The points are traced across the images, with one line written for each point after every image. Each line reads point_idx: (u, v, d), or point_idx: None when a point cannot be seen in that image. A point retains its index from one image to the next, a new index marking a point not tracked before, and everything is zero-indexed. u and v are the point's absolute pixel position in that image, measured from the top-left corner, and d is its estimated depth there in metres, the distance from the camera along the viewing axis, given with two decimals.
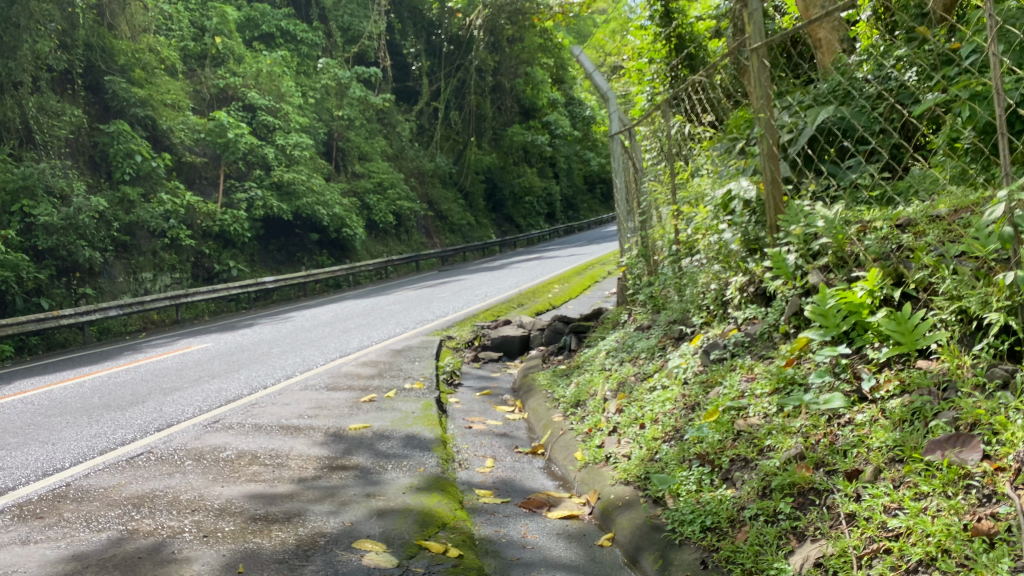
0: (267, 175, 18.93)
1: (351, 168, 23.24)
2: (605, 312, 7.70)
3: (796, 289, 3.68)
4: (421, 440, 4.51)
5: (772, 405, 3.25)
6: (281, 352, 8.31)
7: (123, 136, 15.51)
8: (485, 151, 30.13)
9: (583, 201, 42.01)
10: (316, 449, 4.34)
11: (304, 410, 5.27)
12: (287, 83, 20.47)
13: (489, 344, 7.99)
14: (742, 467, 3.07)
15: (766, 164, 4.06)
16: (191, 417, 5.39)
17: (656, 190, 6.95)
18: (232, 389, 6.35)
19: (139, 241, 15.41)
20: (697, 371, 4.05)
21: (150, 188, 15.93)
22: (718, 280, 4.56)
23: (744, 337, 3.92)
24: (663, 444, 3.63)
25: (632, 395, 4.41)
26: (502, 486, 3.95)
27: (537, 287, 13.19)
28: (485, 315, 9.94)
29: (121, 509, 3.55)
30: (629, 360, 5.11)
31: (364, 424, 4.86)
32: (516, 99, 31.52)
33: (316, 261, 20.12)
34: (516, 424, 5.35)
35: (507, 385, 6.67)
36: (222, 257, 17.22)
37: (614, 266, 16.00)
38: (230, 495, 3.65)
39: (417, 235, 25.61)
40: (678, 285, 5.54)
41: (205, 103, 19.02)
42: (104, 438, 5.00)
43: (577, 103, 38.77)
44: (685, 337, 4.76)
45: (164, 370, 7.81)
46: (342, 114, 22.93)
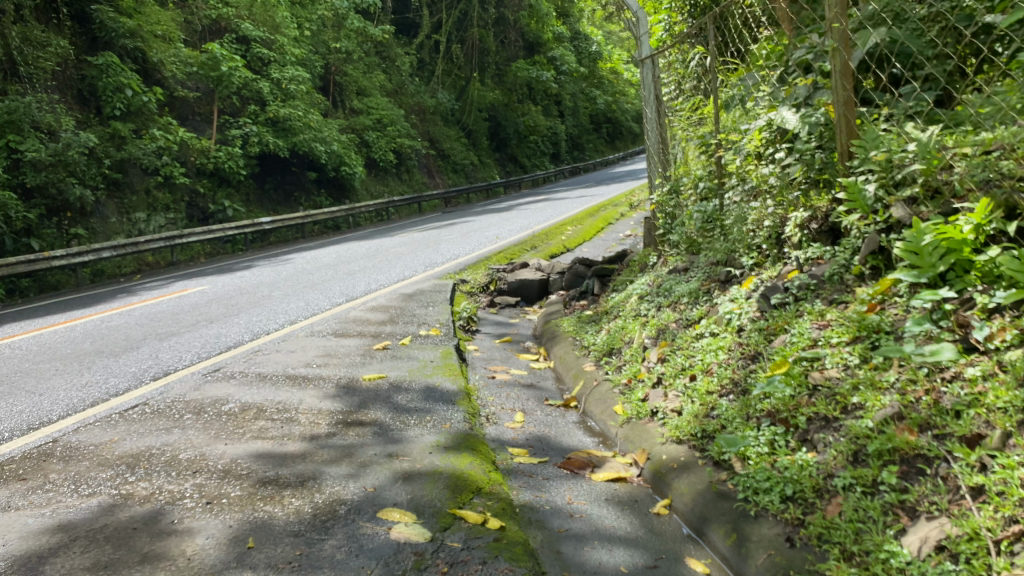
0: (262, 111, 18.29)
1: (349, 104, 22.57)
2: (630, 255, 7.30)
3: (875, 226, 3.29)
4: (443, 393, 4.12)
5: (853, 356, 2.89)
6: (284, 295, 7.89)
7: (112, 69, 14.88)
8: (487, 87, 29.35)
9: (587, 140, 41.18)
10: (328, 402, 3.96)
11: (312, 358, 4.88)
12: (283, 14, 19.67)
13: (506, 289, 7.58)
14: (824, 428, 2.70)
15: (837, 84, 3.59)
16: (190, 365, 4.99)
17: (685, 127, 6.52)
18: (232, 334, 5.94)
19: (132, 179, 14.88)
20: (753, 317, 3.65)
21: (142, 124, 15.33)
22: (770, 217, 4.15)
23: (809, 281, 3.52)
24: (720, 398, 3.27)
25: (675, 343, 4.05)
26: (538, 443, 3.58)
27: (549, 228, 12.70)
28: (498, 256, 9.47)
29: (114, 469, 3.17)
30: (667, 305, 4.70)
31: (381, 373, 4.49)
32: (516, 34, 30.88)
33: (315, 201, 19.56)
34: (541, 373, 4.99)
35: (528, 331, 6.29)
36: (218, 196, 16.63)
37: (627, 206, 15.48)
38: (235, 454, 3.27)
39: (418, 174, 24.99)
40: (719, 225, 5.11)
41: (197, 35, 18.25)
42: (95, 387, 4.62)
43: (582, 38, 37.71)
44: (733, 280, 4.35)
45: (160, 314, 7.40)
46: (339, 47, 22.23)
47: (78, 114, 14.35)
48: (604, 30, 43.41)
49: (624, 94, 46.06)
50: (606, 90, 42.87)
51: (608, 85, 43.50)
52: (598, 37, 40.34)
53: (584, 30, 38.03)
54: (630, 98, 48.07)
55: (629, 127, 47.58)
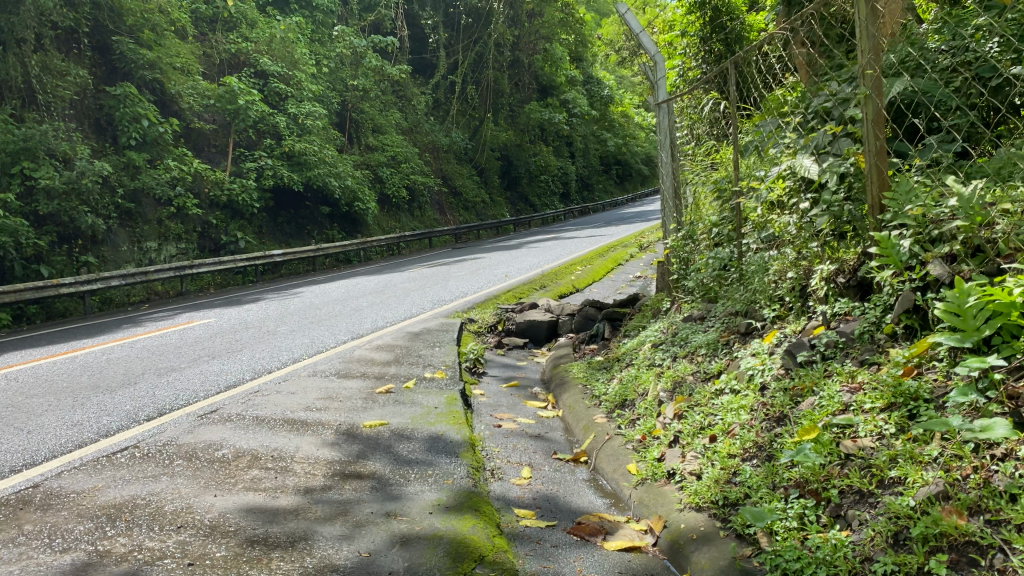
0: (277, 145, 18.30)
1: (364, 140, 22.61)
2: (642, 298, 7.12)
3: (911, 283, 3.09)
4: (447, 443, 3.91)
5: (888, 424, 2.68)
6: (289, 331, 7.71)
7: (130, 99, 14.93)
8: (501, 127, 29.46)
9: (598, 182, 41.29)
10: (326, 451, 3.75)
11: (313, 401, 4.67)
12: (301, 50, 19.80)
13: (514, 329, 7.39)
14: (858, 504, 2.49)
15: (868, 133, 3.36)
16: (186, 404, 4.80)
17: (701, 171, 6.35)
18: (232, 372, 5.76)
19: (144, 209, 14.83)
20: (777, 375, 3.44)
21: (157, 154, 15.33)
22: (794, 269, 3.96)
23: (838, 338, 3.31)
24: (742, 464, 3.06)
25: (693, 398, 3.84)
26: (546, 504, 3.36)
27: (559, 268, 12.51)
28: (508, 296, 9.29)
29: (94, 521, 2.96)
30: (684, 355, 4.49)
31: (382, 420, 4.28)
32: (531, 76, 31.07)
33: (326, 235, 19.49)
34: (549, 423, 4.77)
35: (536, 376, 6.08)
36: (230, 228, 16.55)
37: (639, 249, 15.31)
38: (223, 508, 3.06)
39: (430, 211, 24.95)
40: (739, 274, 4.92)
41: (215, 68, 18.33)
42: (86, 426, 4.42)
43: (596, 81, 37.94)
44: (753, 332, 4.14)
45: (162, 347, 7.22)
46: (356, 83, 22.35)
47: (93, 143, 14.34)
48: (617, 75, 43.74)
49: (635, 137, 46.31)
50: (617, 133, 43.08)
51: (620, 129, 43.72)
52: (610, 81, 40.62)
53: (597, 74, 38.23)
54: (641, 141, 48.35)
55: (640, 169, 47.70)
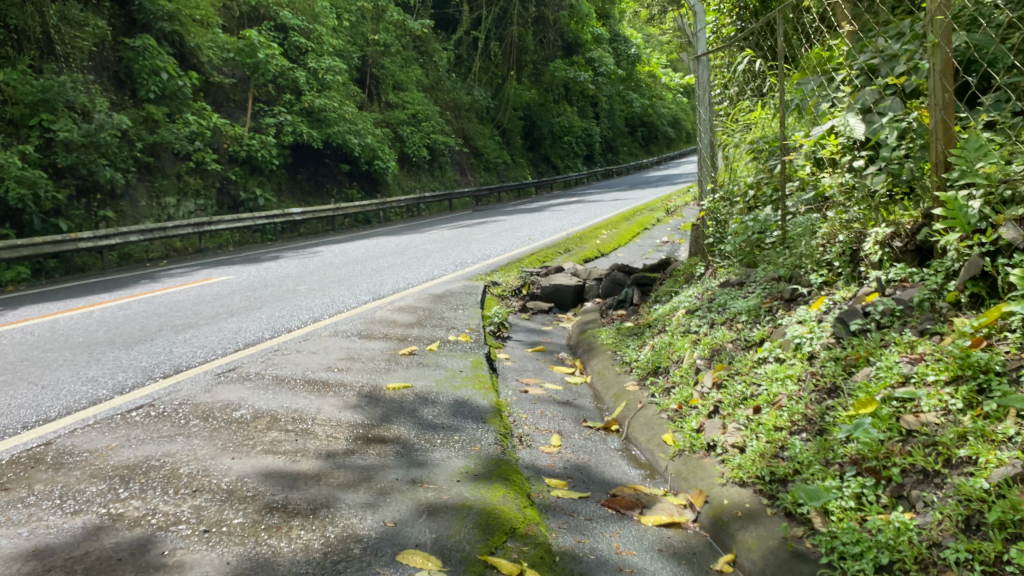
0: (297, 100, 18.03)
1: (385, 98, 22.29)
2: (673, 263, 6.90)
3: (980, 248, 2.87)
4: (473, 408, 3.74)
5: (955, 399, 2.49)
6: (308, 290, 7.56)
7: (149, 51, 14.72)
8: (523, 86, 28.99)
9: (621, 144, 40.69)
10: (348, 413, 3.61)
11: (334, 361, 4.52)
12: (322, 4, 19.42)
13: (539, 293, 7.20)
14: (922, 484, 2.30)
15: (935, 87, 3.13)
16: (204, 362, 4.67)
17: (742, 131, 6.06)
18: (251, 330, 5.62)
19: (163, 163, 14.69)
20: (828, 345, 3.24)
21: (176, 108, 15.14)
22: (845, 233, 3.73)
23: (895, 306, 3.10)
24: (790, 437, 2.89)
25: (733, 367, 3.66)
26: (577, 474, 3.20)
27: (583, 231, 12.26)
28: (531, 259, 9.09)
29: (107, 482, 2.83)
30: (722, 322, 4.29)
31: (406, 382, 4.13)
32: (555, 34, 30.47)
33: (345, 194, 19.27)
34: (578, 389, 4.60)
35: (562, 340, 5.90)
36: (249, 184, 16.37)
37: (663, 213, 15.00)
38: (241, 471, 2.92)
39: (451, 171, 24.67)
40: (781, 239, 4.70)
41: (235, 21, 18.03)
42: (102, 382, 4.30)
43: (621, 41, 37.13)
44: (798, 299, 3.93)
45: (180, 304, 7.10)
46: (377, 39, 21.96)
47: (112, 96, 14.18)
48: (645, 33, 42.81)
49: (660, 99, 45.49)
50: (642, 94, 42.28)
51: (644, 90, 42.89)
52: (637, 40, 39.74)
53: (623, 33, 37.38)
54: (666, 102, 47.52)
55: (664, 132, 46.95)
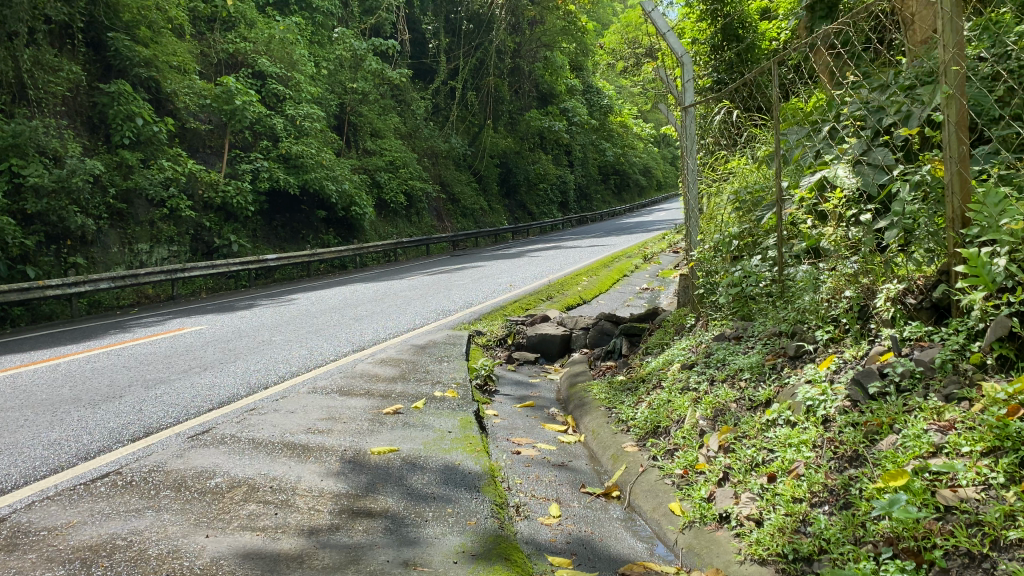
0: (273, 147, 17.88)
1: (362, 144, 22.24)
2: (662, 313, 6.75)
3: (1007, 308, 2.73)
4: (465, 474, 3.51)
5: (996, 473, 2.31)
6: (285, 342, 7.29)
7: (123, 97, 14.47)
8: (501, 134, 29.11)
9: (595, 191, 40.92)
10: (331, 482, 3.36)
11: (314, 421, 4.27)
12: (300, 52, 19.37)
13: (525, 343, 7.00)
14: (968, 571, 2.12)
15: (950, 139, 3.00)
16: (176, 422, 4.40)
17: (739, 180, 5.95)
18: (225, 387, 5.34)
19: (136, 210, 14.43)
20: (843, 408, 3.06)
21: (151, 154, 14.89)
22: (853, 288, 3.58)
23: (914, 368, 2.94)
24: (812, 509, 2.69)
25: (740, 430, 3.46)
26: (581, 550, 2.98)
27: (564, 278, 12.11)
28: (514, 307, 8.90)
29: (66, 566, 2.57)
30: (722, 379, 4.11)
31: (391, 446, 3.88)
32: (531, 84, 30.73)
33: (321, 240, 19.05)
34: (572, 449, 4.38)
35: (550, 394, 5.68)
36: (224, 231, 16.09)
37: (642, 261, 14.93)
38: (215, 552, 2.66)
39: (428, 218, 24.55)
40: (780, 292, 4.55)
41: (212, 68, 17.91)
42: (65, 446, 4.01)
43: (595, 91, 37.50)
44: (804, 356, 3.75)
45: (151, 356, 6.81)
46: (355, 87, 21.95)
47: (85, 141, 13.92)
48: (617, 84, 43.41)
49: (635, 147, 45.92)
50: (616, 143, 42.69)
51: (618, 139, 43.23)
52: (611, 90, 40.21)
53: (598, 83, 37.78)
54: (639, 151, 47.98)
55: (637, 180, 47.37)
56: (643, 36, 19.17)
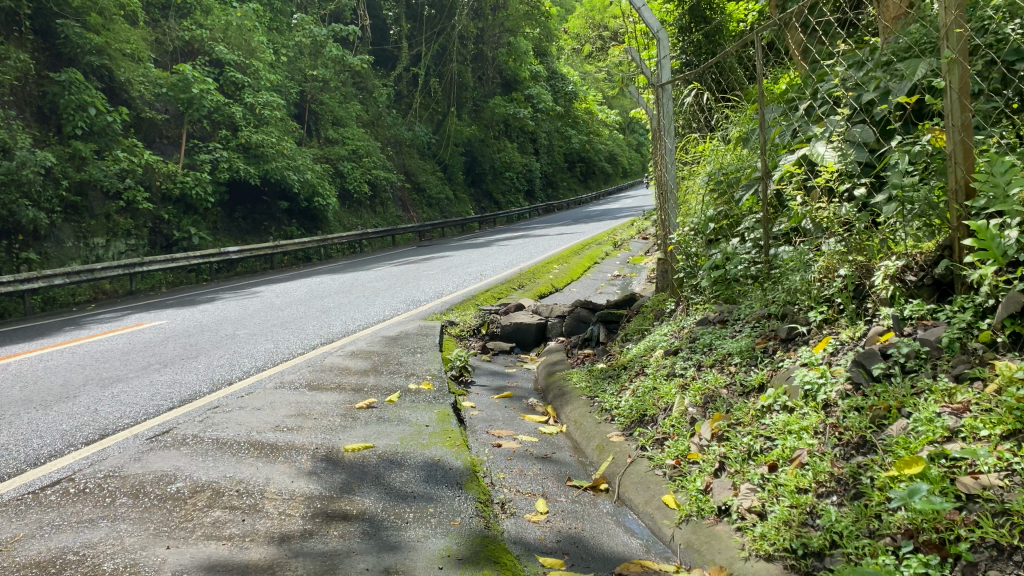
0: (233, 136, 17.41)
1: (323, 134, 21.86)
2: (639, 298, 6.61)
3: (1019, 283, 2.59)
4: (447, 471, 3.30)
5: (1021, 459, 2.16)
6: (250, 335, 7.02)
7: (75, 85, 13.87)
8: (465, 122, 28.79)
9: (561, 179, 40.78)
10: (302, 483, 3.13)
11: (283, 418, 4.03)
12: (259, 38, 18.90)
13: (499, 333, 6.79)
14: (1000, 564, 1.96)
15: (952, 107, 2.83)
16: (134, 423, 4.13)
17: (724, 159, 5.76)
18: (187, 384, 5.08)
19: (91, 203, 13.97)
20: (845, 392, 2.91)
21: (105, 144, 14.36)
22: (847, 267, 3.44)
23: (919, 348, 2.79)
24: (820, 500, 2.53)
25: (733, 418, 3.30)
26: (575, 548, 2.79)
27: (535, 266, 11.91)
28: (486, 296, 8.68)
29: None
30: (711, 364, 3.95)
31: (366, 442, 3.66)
32: (494, 70, 30.44)
33: (284, 232, 18.68)
34: (554, 439, 4.19)
35: (528, 384, 5.50)
36: (183, 223, 15.68)
37: (612, 247, 14.78)
38: (176, 566, 2.43)
39: (393, 208, 24.21)
40: (768, 274, 4.40)
41: (167, 56, 17.38)
42: (13, 451, 3.74)
43: (560, 77, 37.25)
44: (797, 338, 3.61)
45: (107, 352, 6.51)
46: (316, 74, 21.51)
47: (35, 132, 13.40)
48: (581, 70, 43.25)
49: (600, 134, 45.81)
50: (581, 130, 42.52)
51: (582, 126, 42.97)
52: (575, 76, 39.96)
53: (562, 70, 37.50)
54: (604, 139, 47.82)
55: (601, 167, 47.30)
56: (608, 19, 18.96)
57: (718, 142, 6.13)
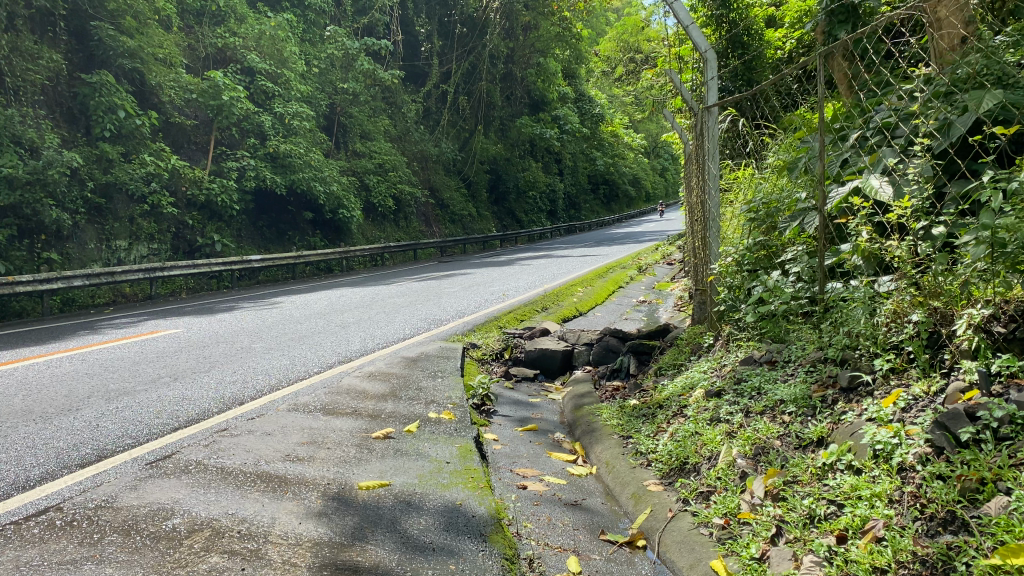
0: (261, 145, 17.29)
1: (351, 146, 21.73)
2: (673, 330, 6.29)
3: None
4: (471, 517, 3.00)
5: None
6: (265, 350, 6.74)
7: (106, 88, 13.71)
8: (492, 140, 28.65)
9: (584, 201, 40.48)
10: (311, 525, 2.83)
11: (294, 447, 3.74)
12: (291, 48, 18.82)
13: (523, 359, 6.47)
14: None
15: None
16: (135, 446, 3.84)
17: (776, 188, 5.39)
18: (194, 401, 4.80)
19: (115, 205, 13.83)
20: (926, 457, 2.58)
21: (133, 148, 14.22)
22: (922, 314, 3.11)
23: (1015, 412, 2.46)
24: None
25: (788, 476, 2.98)
26: None
27: (560, 288, 11.60)
28: (510, 318, 8.38)
29: None
30: (762, 411, 3.61)
31: (382, 480, 3.35)
32: (523, 90, 30.31)
33: (307, 242, 18.53)
34: (584, 483, 3.87)
35: (553, 417, 5.17)
36: (206, 230, 15.54)
37: (638, 271, 14.47)
38: None
39: (416, 222, 24.04)
40: (824, 314, 4.06)
41: (199, 62, 17.29)
42: (1, 471, 3.46)
43: (588, 99, 37.07)
44: (859, 388, 3.28)
45: (116, 362, 6.25)
46: (346, 87, 21.40)
47: (64, 133, 13.27)
48: (608, 93, 43.20)
49: (625, 158, 45.56)
50: (607, 152, 42.30)
51: (609, 149, 42.71)
52: (602, 99, 39.84)
53: (590, 92, 37.40)
54: (629, 162, 47.62)
55: (625, 190, 47.09)
56: (641, 42, 18.70)
57: (770, 170, 5.78)
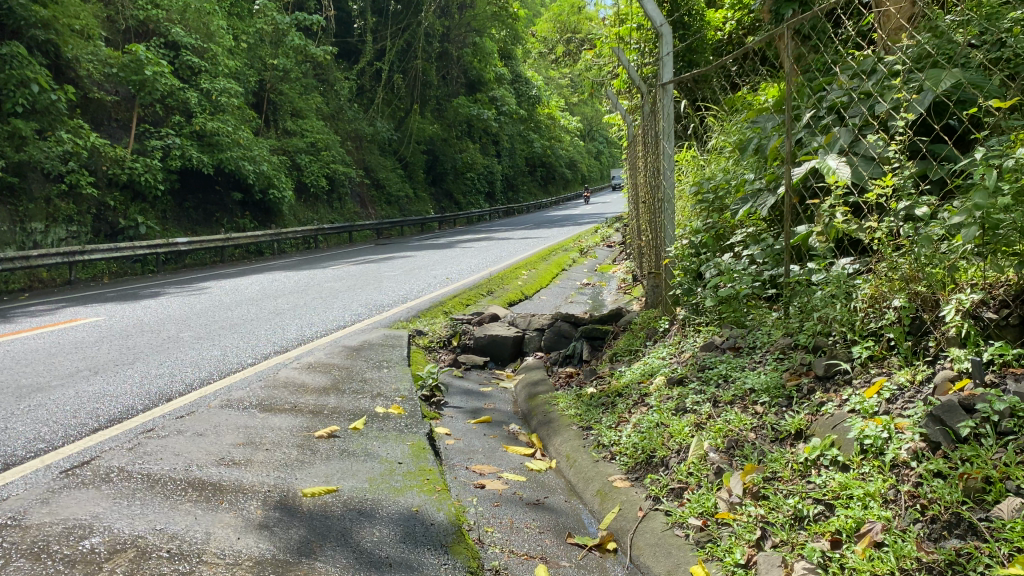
0: (186, 122, 16.53)
1: (282, 124, 21.03)
2: (625, 313, 6.10)
3: None
4: (432, 526, 2.74)
5: None
6: (194, 339, 6.32)
7: (16, 60, 12.41)
8: (428, 120, 28.14)
9: (520, 183, 40.23)
10: (252, 540, 2.53)
11: (230, 449, 3.41)
12: (219, 22, 18.04)
13: (471, 346, 6.19)
14: None
15: None
16: (51, 451, 3.46)
17: (733, 167, 5.16)
18: (116, 397, 4.40)
19: (30, 185, 13.01)
20: (923, 452, 2.41)
21: (48, 124, 13.37)
22: (904, 300, 2.97)
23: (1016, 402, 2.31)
24: None
25: (766, 473, 2.79)
26: None
27: (504, 270, 11.32)
28: (454, 302, 8.06)
29: None
30: (732, 400, 3.43)
31: (328, 484, 3.07)
32: (459, 69, 29.82)
33: (236, 224, 17.85)
34: (546, 479, 3.63)
35: (506, 407, 4.92)
36: (129, 211, 14.82)
37: (580, 253, 14.28)
38: None
39: (351, 203, 23.47)
40: (790, 297, 3.91)
41: (120, 35, 16.37)
42: None
43: (524, 80, 36.79)
44: (835, 376, 3.13)
45: (31, 354, 5.77)
46: (276, 63, 20.63)
47: None
48: (544, 75, 43.01)
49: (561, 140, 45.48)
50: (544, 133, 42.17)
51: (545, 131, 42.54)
52: (539, 80, 39.62)
53: (526, 73, 37.14)
54: (565, 145, 47.57)
55: (563, 172, 47.01)
56: (579, 21, 18.51)
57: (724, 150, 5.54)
